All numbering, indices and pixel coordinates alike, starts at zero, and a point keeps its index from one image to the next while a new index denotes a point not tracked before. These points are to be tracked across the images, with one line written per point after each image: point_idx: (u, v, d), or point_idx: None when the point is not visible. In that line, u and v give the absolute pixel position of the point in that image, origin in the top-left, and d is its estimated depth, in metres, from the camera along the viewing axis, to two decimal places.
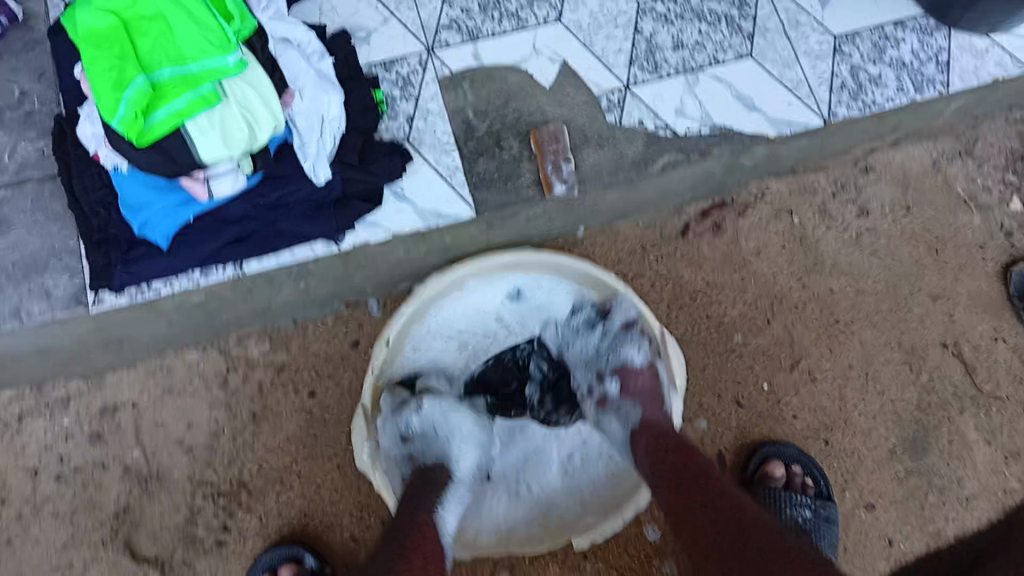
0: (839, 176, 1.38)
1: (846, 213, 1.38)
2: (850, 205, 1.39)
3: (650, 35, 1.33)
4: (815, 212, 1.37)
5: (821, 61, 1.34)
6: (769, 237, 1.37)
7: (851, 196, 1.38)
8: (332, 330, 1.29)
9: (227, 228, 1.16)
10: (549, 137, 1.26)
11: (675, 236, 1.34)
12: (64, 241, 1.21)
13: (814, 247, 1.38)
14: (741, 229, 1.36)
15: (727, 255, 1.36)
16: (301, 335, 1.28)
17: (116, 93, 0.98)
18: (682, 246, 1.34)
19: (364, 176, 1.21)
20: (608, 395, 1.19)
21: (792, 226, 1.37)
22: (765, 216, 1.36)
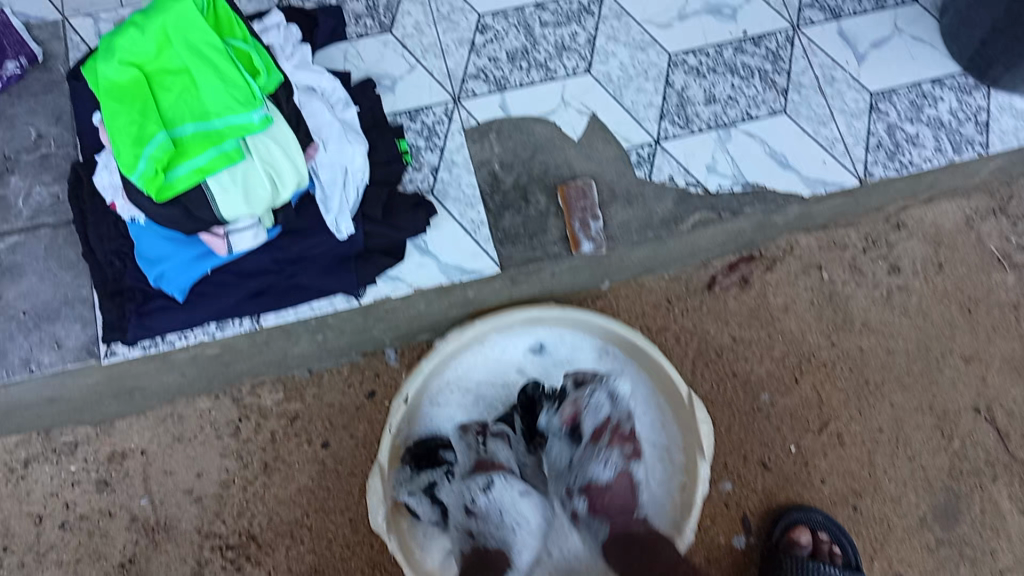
0: (870, 232, 1.31)
1: (875, 271, 1.31)
2: (881, 261, 1.31)
3: (682, 88, 1.30)
4: (844, 267, 1.30)
5: (857, 119, 1.30)
6: (799, 292, 1.29)
7: (882, 252, 1.31)
8: (347, 380, 1.23)
9: (246, 283, 1.13)
10: (578, 193, 1.23)
11: (700, 290, 1.28)
12: (76, 289, 1.18)
13: (844, 304, 1.30)
14: (768, 284, 1.29)
15: (753, 311, 1.28)
16: (314, 386, 1.22)
17: (136, 149, 0.94)
18: (708, 300, 1.28)
19: (388, 231, 1.18)
20: (579, 513, 1.09)
21: (822, 282, 1.30)
22: (794, 271, 1.29)
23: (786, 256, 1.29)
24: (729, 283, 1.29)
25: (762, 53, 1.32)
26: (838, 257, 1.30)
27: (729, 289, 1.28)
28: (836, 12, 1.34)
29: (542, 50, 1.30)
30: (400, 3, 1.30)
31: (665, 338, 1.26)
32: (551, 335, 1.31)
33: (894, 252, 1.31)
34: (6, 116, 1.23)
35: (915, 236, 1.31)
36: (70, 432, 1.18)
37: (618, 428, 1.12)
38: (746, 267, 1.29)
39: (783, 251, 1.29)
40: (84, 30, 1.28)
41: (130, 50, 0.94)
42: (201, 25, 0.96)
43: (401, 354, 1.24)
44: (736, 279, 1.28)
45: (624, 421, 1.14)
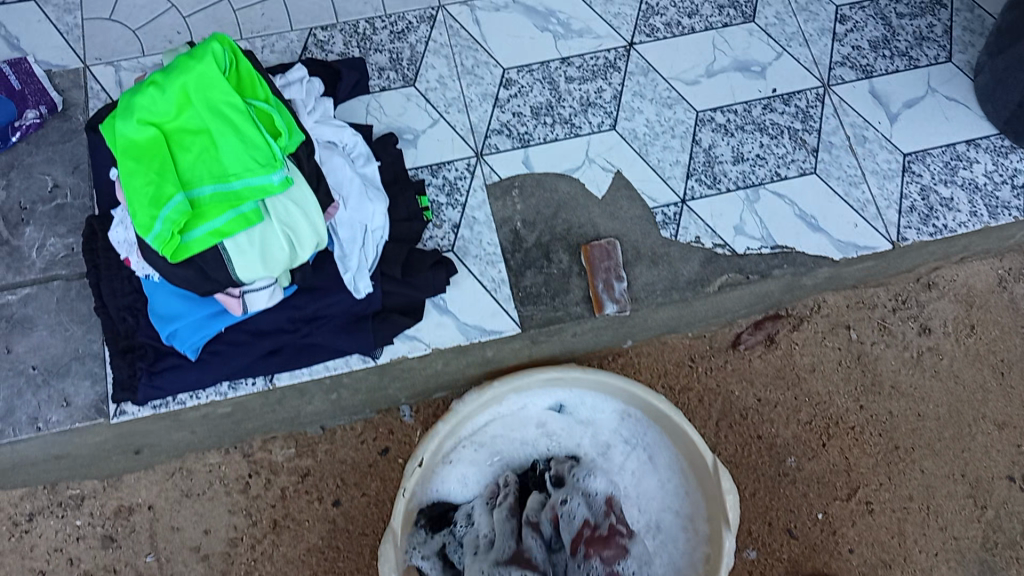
0: (899, 291, 1.26)
1: (906, 331, 1.25)
2: (911, 321, 1.25)
3: (709, 146, 1.27)
4: (874, 327, 1.25)
5: (889, 181, 1.27)
6: (826, 353, 1.24)
7: (912, 312, 1.26)
8: (361, 436, 1.18)
9: (259, 342, 1.10)
10: (602, 253, 1.19)
11: (725, 348, 1.22)
12: (87, 344, 1.16)
13: (872, 366, 1.24)
14: (796, 343, 1.24)
15: (779, 371, 1.23)
16: (326, 441, 1.18)
17: (152, 210, 0.91)
18: (733, 359, 1.22)
19: (406, 290, 1.15)
20: None
21: (849, 342, 1.24)
22: (821, 330, 1.24)
23: (813, 315, 1.24)
24: (755, 340, 1.23)
25: (792, 111, 1.29)
26: (866, 317, 1.25)
27: (755, 347, 1.23)
28: (868, 71, 1.33)
29: (567, 106, 1.29)
30: (424, 56, 1.30)
31: (688, 398, 1.21)
32: (572, 396, 1.25)
33: (924, 312, 1.26)
34: (23, 164, 1.22)
35: (945, 295, 1.26)
36: (76, 484, 1.14)
37: (594, 533, 1.05)
38: (773, 325, 1.23)
39: (810, 309, 1.24)
40: (104, 78, 1.27)
41: (149, 110, 0.92)
42: (222, 84, 0.93)
43: (416, 411, 1.19)
44: (762, 338, 1.23)
45: (602, 522, 1.08)
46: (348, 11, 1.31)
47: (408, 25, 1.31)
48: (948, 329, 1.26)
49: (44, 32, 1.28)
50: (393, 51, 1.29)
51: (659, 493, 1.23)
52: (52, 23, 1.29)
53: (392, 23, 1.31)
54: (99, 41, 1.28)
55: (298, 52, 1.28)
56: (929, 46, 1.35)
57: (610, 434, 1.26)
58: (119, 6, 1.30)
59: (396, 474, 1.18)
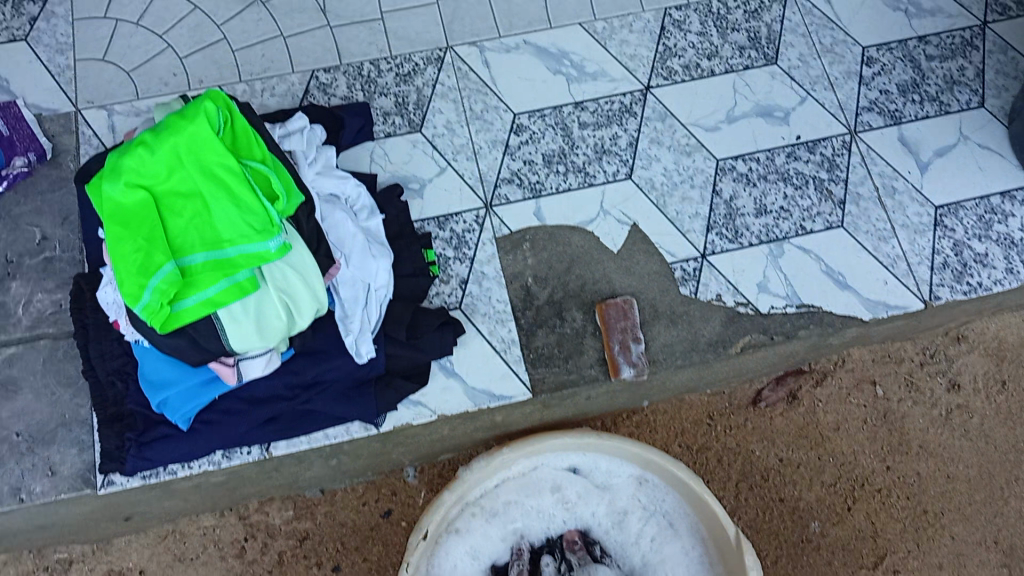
0: (928, 346, 1.35)
1: (934, 387, 1.34)
2: (940, 377, 1.35)
3: (730, 198, 1.21)
4: (899, 383, 1.34)
5: (920, 236, 1.21)
6: (851, 410, 1.33)
7: (940, 367, 1.35)
8: (363, 497, 1.18)
9: (256, 411, 1.04)
10: (617, 312, 1.13)
11: (746, 404, 1.31)
12: (74, 409, 1.09)
13: (898, 423, 1.33)
14: (818, 399, 1.33)
15: (802, 430, 1.32)
16: (327, 503, 1.18)
17: (139, 279, 0.84)
18: (754, 416, 1.32)
19: (411, 353, 1.08)
20: None
21: (875, 397, 1.33)
22: (845, 385, 1.33)
23: (837, 370, 1.34)
24: (775, 397, 1.32)
25: (817, 160, 1.23)
26: (891, 371, 1.34)
27: (776, 403, 1.32)
28: (896, 117, 1.26)
29: (581, 153, 1.23)
30: (431, 101, 1.24)
31: (706, 457, 1.29)
32: (586, 459, 1.19)
33: (954, 366, 1.35)
34: (9, 215, 1.16)
35: (974, 349, 1.36)
36: (63, 548, 1.14)
37: None
38: (794, 381, 1.33)
39: (834, 364, 1.34)
40: (96, 123, 1.21)
41: (138, 172, 0.85)
42: (215, 145, 0.87)
43: (421, 471, 1.20)
44: (783, 394, 1.32)
45: None
46: (353, 54, 1.26)
47: (414, 67, 1.26)
48: (976, 386, 1.35)
49: (34, 74, 1.22)
50: (399, 95, 1.24)
51: (684, 560, 1.15)
52: (44, 63, 1.23)
53: (398, 65, 1.26)
54: (92, 84, 1.22)
55: (300, 95, 1.24)
56: (961, 90, 1.29)
57: (627, 499, 1.18)
58: (114, 47, 1.24)
59: (398, 537, 1.18)
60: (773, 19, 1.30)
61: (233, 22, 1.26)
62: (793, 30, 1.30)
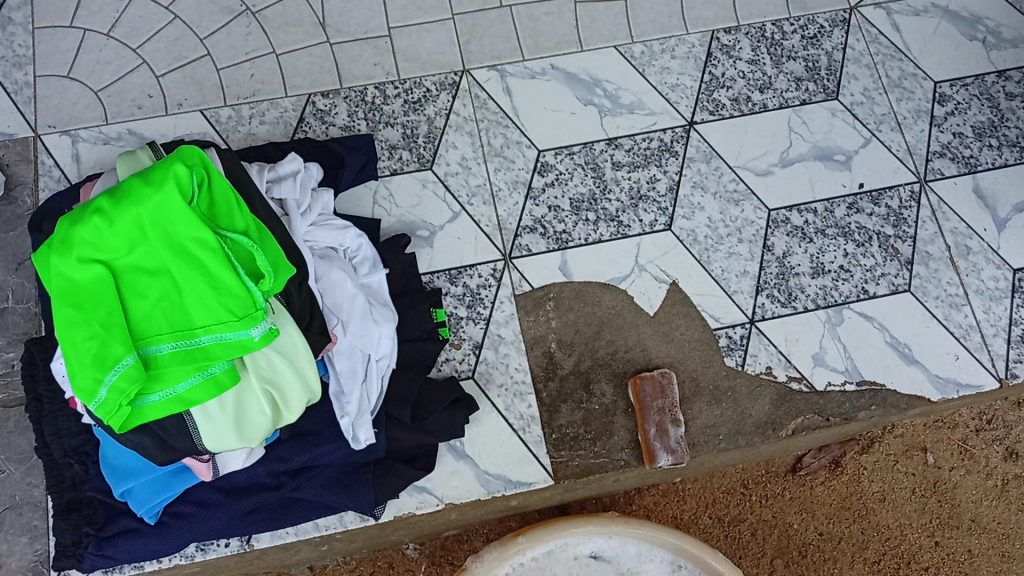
0: (985, 410, 1.27)
1: (990, 456, 1.27)
2: (997, 444, 1.27)
3: (783, 255, 1.07)
4: (953, 451, 1.26)
5: (996, 303, 1.07)
6: (899, 479, 1.25)
7: (998, 433, 1.27)
8: (356, 571, 1.06)
9: (234, 503, 0.90)
10: (654, 388, 0.98)
11: (784, 473, 1.23)
12: (27, 490, 0.95)
13: (949, 494, 1.26)
14: (862, 467, 1.25)
15: (845, 500, 1.24)
16: None
17: (94, 372, 0.71)
18: (793, 485, 1.23)
19: (416, 436, 0.94)
20: None
21: (926, 466, 1.26)
22: (894, 453, 1.25)
23: (886, 436, 1.25)
24: (817, 464, 1.24)
25: (882, 213, 1.09)
26: (945, 438, 1.26)
27: (817, 472, 1.24)
28: (972, 164, 1.12)
29: (613, 199, 1.08)
30: (444, 132, 1.09)
31: (739, 530, 1.21)
32: (611, 544, 1.03)
33: (1013, 432, 1.28)
34: None
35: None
36: None
37: None
38: (838, 450, 1.24)
39: (882, 430, 1.26)
40: (58, 151, 1.06)
41: (93, 245, 0.71)
42: (185, 214, 0.72)
43: (421, 547, 1.07)
44: (825, 462, 1.24)
45: None
46: (355, 76, 1.10)
47: (426, 93, 1.10)
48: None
49: None
50: (407, 126, 1.09)
51: None
52: None
53: (406, 90, 1.10)
54: (54, 105, 1.07)
55: (294, 125, 1.08)
56: None
57: None
58: (79, 60, 1.08)
59: None
60: (834, 46, 1.15)
61: (219, 35, 1.10)
62: (857, 60, 1.15)
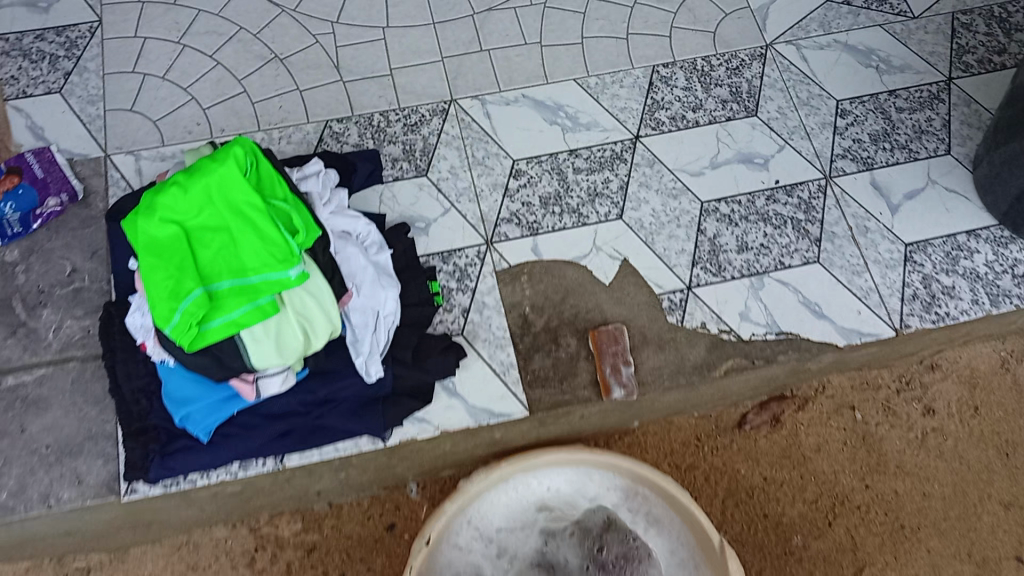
0: (903, 373, 1.51)
1: (910, 412, 1.49)
2: (915, 402, 1.49)
3: (713, 236, 1.31)
4: (878, 408, 1.49)
5: (891, 270, 1.29)
6: (831, 432, 1.47)
7: (915, 393, 1.50)
8: (367, 510, 1.30)
9: (271, 424, 1.13)
10: (608, 338, 1.22)
11: (731, 427, 1.46)
12: (100, 424, 1.17)
13: (876, 445, 1.46)
14: (799, 423, 1.48)
15: (786, 451, 1.45)
16: (334, 516, 1.29)
17: (171, 303, 0.95)
18: (739, 438, 1.45)
19: (418, 373, 1.18)
20: None
21: (854, 422, 1.48)
22: (827, 410, 1.48)
23: (818, 396, 1.49)
24: (759, 421, 1.47)
25: (794, 202, 1.34)
26: (869, 398, 1.49)
27: (760, 427, 1.46)
28: (869, 163, 1.37)
29: (575, 196, 1.33)
30: (437, 148, 1.35)
31: (695, 475, 1.42)
32: (577, 474, 1.26)
33: (929, 392, 1.50)
34: (43, 250, 1.26)
35: (948, 376, 1.51)
36: None
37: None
38: (776, 407, 1.47)
39: (815, 391, 1.49)
40: (124, 167, 1.32)
41: (172, 209, 0.97)
42: (241, 184, 0.99)
43: (421, 486, 1.32)
44: (766, 418, 1.47)
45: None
46: (364, 106, 1.38)
47: (422, 118, 1.37)
48: (949, 411, 1.49)
49: (67, 122, 1.34)
50: (407, 143, 1.35)
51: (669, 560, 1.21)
52: (76, 114, 1.35)
53: (406, 116, 1.37)
54: (120, 131, 1.34)
55: (314, 144, 1.34)
56: (928, 139, 1.40)
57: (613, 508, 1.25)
58: (141, 97, 1.37)
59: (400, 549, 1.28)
60: (753, 76, 1.43)
61: (253, 77, 1.39)
62: (772, 85, 1.42)
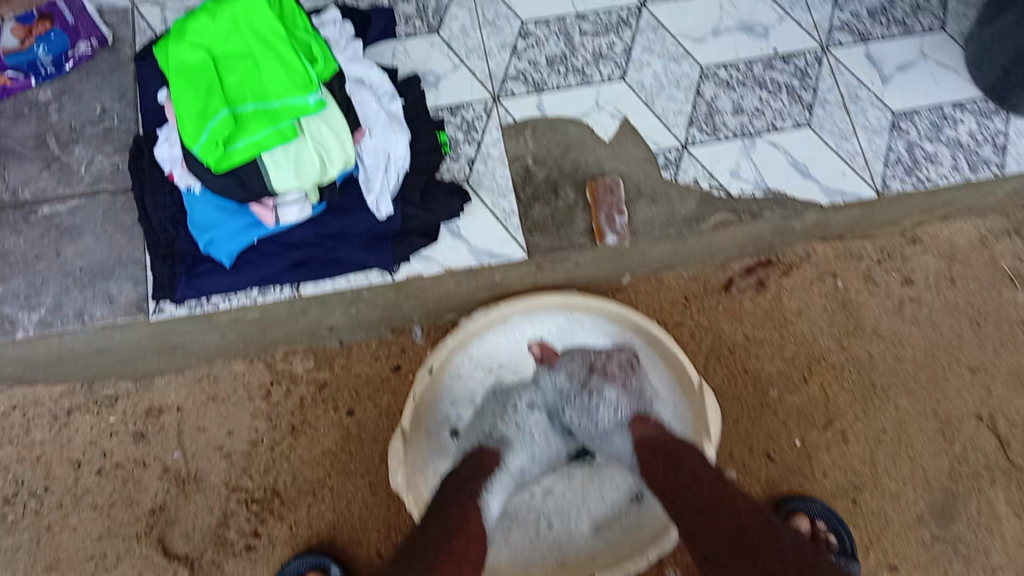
0: (885, 246, 1.43)
1: (889, 281, 1.43)
2: (894, 273, 1.43)
3: (711, 99, 1.37)
4: (859, 276, 1.42)
5: (878, 136, 1.36)
6: (813, 297, 1.41)
7: (896, 264, 1.43)
8: (376, 351, 1.32)
9: (287, 253, 1.21)
10: (604, 189, 1.30)
11: (718, 289, 1.38)
12: (130, 251, 1.26)
13: (856, 311, 1.42)
14: (784, 287, 1.41)
15: (768, 312, 1.40)
16: (344, 357, 1.31)
17: (199, 122, 1.03)
18: (725, 300, 1.38)
19: (423, 213, 1.25)
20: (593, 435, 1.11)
21: (836, 289, 1.42)
22: (810, 277, 1.41)
23: (803, 263, 1.42)
24: (746, 285, 1.40)
25: (790, 70, 1.39)
26: (851, 267, 1.42)
27: (746, 291, 1.39)
28: (864, 36, 1.41)
29: (580, 57, 1.38)
30: (448, 6, 1.39)
31: (679, 332, 1.36)
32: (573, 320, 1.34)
33: (908, 265, 1.44)
34: (74, 90, 1.31)
35: (928, 248, 1.44)
36: (110, 385, 1.29)
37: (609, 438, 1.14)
38: (763, 271, 1.40)
39: (800, 258, 1.41)
40: (151, 17, 1.34)
41: (203, 35, 1.05)
42: (265, 14, 1.06)
43: (427, 332, 1.32)
44: (753, 282, 1.40)
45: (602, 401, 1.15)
46: None
47: None
48: (928, 283, 1.44)
49: None
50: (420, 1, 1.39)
51: None
52: None
53: None
54: None
55: None
56: (924, 15, 1.43)
57: None
58: None
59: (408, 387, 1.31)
60: None
61: None
62: None
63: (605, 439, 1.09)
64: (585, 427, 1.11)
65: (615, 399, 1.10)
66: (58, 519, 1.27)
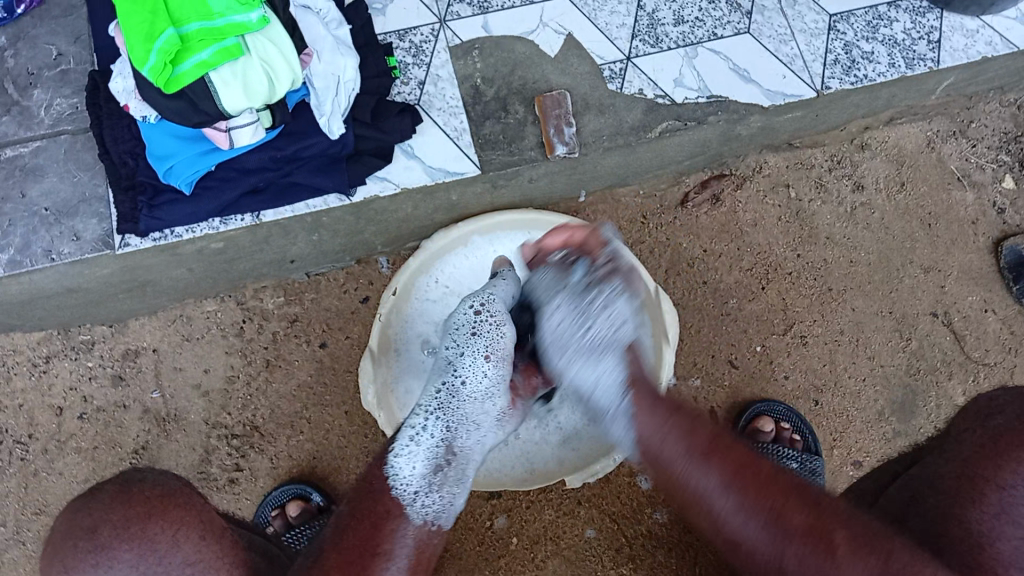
0: (835, 152, 1.51)
1: (840, 188, 1.51)
2: (846, 180, 1.51)
3: (652, 11, 1.40)
4: (811, 185, 1.50)
5: (816, 38, 1.41)
6: (767, 210, 1.49)
7: (846, 171, 1.51)
8: (344, 285, 1.43)
9: (246, 178, 1.26)
10: (553, 102, 1.34)
11: (674, 206, 1.47)
12: (93, 188, 1.29)
13: (810, 220, 1.50)
14: (740, 200, 1.49)
15: (724, 226, 1.48)
16: (314, 291, 1.42)
17: (147, 45, 1.08)
18: (681, 216, 1.47)
19: (377, 133, 1.29)
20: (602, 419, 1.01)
21: (789, 200, 1.49)
22: (763, 189, 1.49)
23: (755, 175, 1.49)
24: (701, 199, 1.48)
25: None
26: (804, 175, 1.50)
27: (702, 206, 1.48)
28: None
29: None
30: None
31: (640, 249, 1.46)
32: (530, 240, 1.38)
33: (859, 170, 1.51)
34: (28, 36, 1.32)
35: (878, 155, 1.52)
36: (86, 330, 1.40)
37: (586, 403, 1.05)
38: (717, 184, 1.48)
39: (754, 170, 1.49)
40: None
41: None
42: None
43: (392, 262, 1.45)
44: (708, 196, 1.48)
45: (589, 329, 1.03)
46: None
47: None
48: (879, 186, 1.52)
49: None
50: None
51: None
52: None
53: None
54: None
55: None
56: None
57: None
58: None
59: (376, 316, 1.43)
60: None
61: None
62: None
63: (588, 355, 1.02)
64: (570, 335, 1.04)
65: (613, 316, 1.03)
66: (44, 465, 1.40)
